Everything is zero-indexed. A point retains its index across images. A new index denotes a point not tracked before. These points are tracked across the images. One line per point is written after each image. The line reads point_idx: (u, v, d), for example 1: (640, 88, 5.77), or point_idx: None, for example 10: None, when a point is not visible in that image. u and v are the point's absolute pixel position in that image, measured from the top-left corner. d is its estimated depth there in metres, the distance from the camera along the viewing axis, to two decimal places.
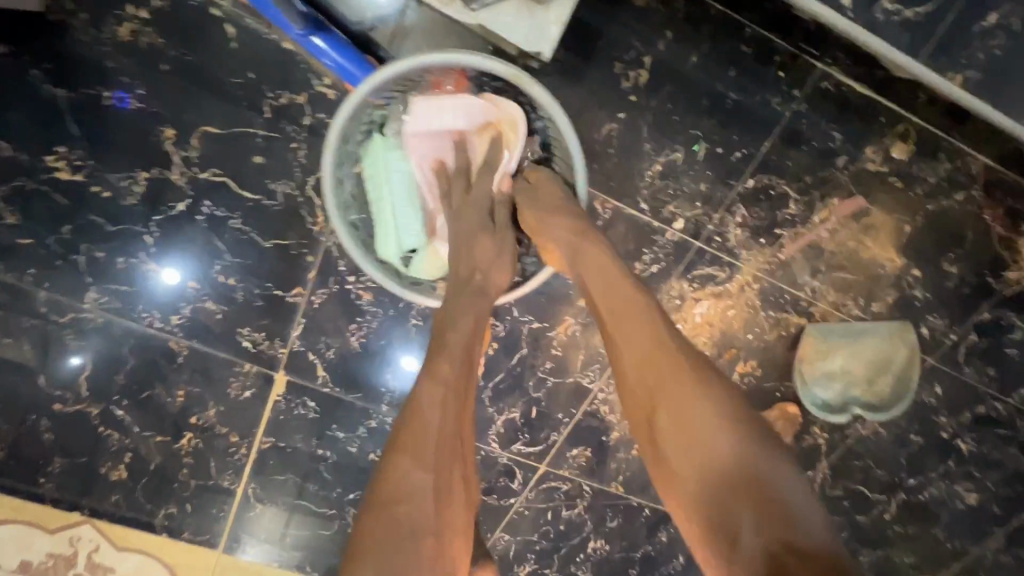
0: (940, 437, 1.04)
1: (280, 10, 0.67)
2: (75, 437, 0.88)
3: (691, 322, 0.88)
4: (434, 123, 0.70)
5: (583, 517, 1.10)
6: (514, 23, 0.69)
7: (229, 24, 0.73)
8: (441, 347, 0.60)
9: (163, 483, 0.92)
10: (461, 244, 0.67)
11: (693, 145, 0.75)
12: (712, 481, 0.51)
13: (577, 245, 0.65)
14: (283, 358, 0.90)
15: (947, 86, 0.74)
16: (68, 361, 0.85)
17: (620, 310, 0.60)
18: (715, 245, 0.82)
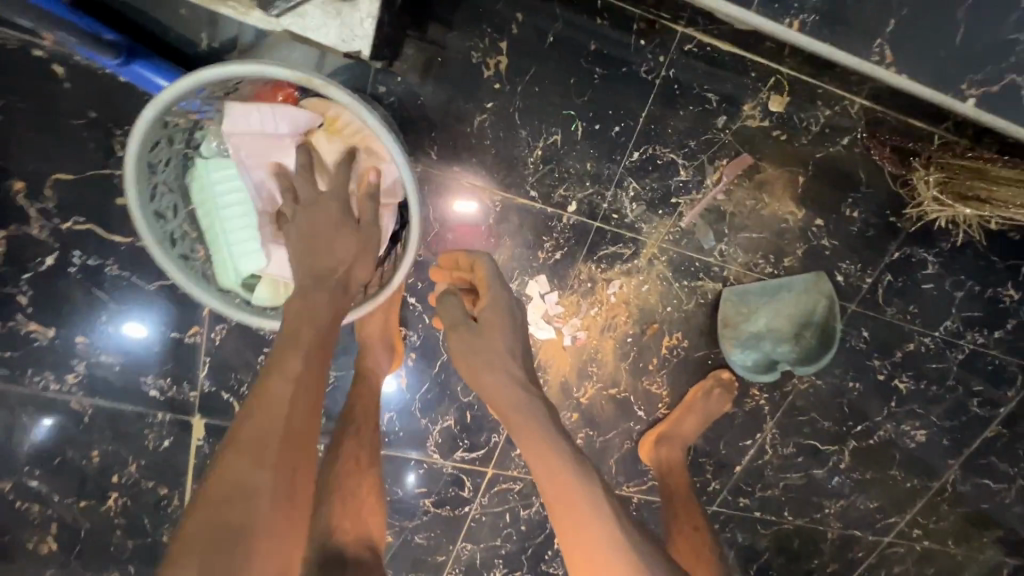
0: (877, 379, 1.05)
1: (88, 49, 0.63)
2: None
3: (606, 303, 0.88)
4: (254, 125, 0.62)
5: (543, 514, 1.09)
6: (324, 23, 0.62)
7: (58, 64, 0.68)
8: (291, 339, 0.57)
9: (97, 549, 0.88)
10: (324, 238, 0.62)
11: (569, 125, 0.74)
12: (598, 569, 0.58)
13: (499, 365, 0.69)
14: (196, 401, 0.86)
15: (803, 37, 0.69)
16: None
17: (561, 488, 0.62)
18: (614, 223, 0.82)
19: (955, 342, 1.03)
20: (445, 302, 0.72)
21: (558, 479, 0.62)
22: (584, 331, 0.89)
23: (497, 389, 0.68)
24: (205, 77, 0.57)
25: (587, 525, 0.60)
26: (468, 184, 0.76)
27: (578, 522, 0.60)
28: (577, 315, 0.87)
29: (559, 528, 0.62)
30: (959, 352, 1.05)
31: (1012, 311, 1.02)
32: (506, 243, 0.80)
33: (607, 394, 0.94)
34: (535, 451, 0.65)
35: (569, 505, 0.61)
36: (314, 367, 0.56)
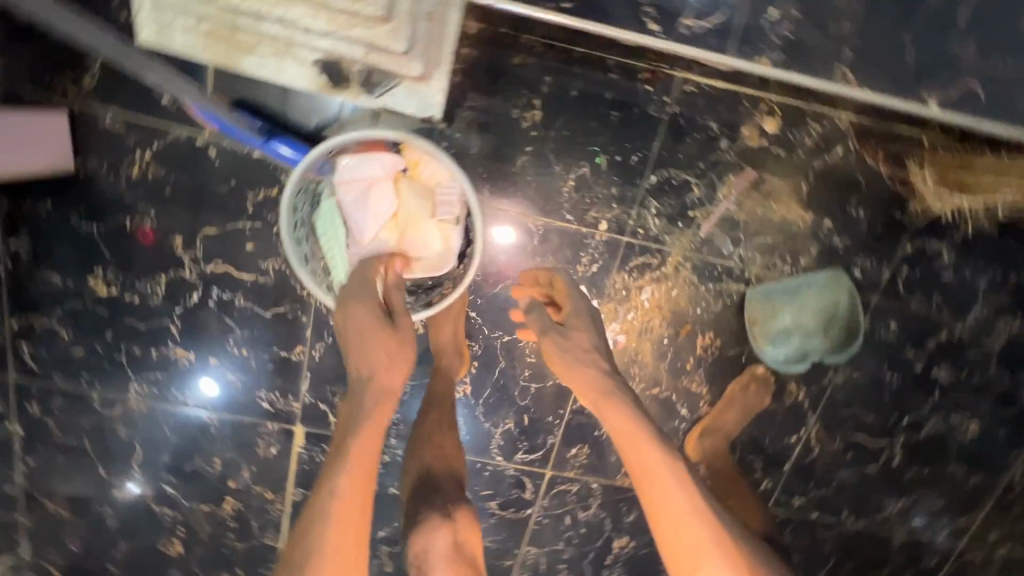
0: (914, 370, 1.09)
1: (242, 129, 0.86)
2: (137, 517, 1.03)
3: (640, 308, 1.00)
4: (364, 176, 0.82)
5: (600, 516, 1.17)
6: (406, 100, 0.79)
7: (211, 147, 0.91)
8: (340, 448, 0.68)
9: (214, 550, 1.06)
10: (367, 334, 0.73)
11: (594, 159, 0.91)
12: (695, 543, 0.69)
13: (584, 361, 0.83)
14: (298, 412, 1.03)
15: (773, 71, 0.85)
16: (124, 448, 1.01)
17: (656, 472, 0.72)
18: (640, 237, 0.95)
19: (990, 329, 1.07)
20: (534, 314, 0.89)
21: (651, 460, 0.73)
22: (623, 334, 1.01)
23: (589, 381, 0.81)
24: (335, 141, 0.78)
25: (682, 504, 0.71)
26: (504, 212, 0.92)
27: (676, 503, 0.71)
28: (616, 320, 1.00)
29: (653, 503, 0.73)
30: (997, 340, 1.08)
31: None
32: (549, 260, 0.96)
33: (650, 392, 1.04)
34: (630, 438, 0.75)
35: (664, 484, 0.72)
36: (358, 475, 0.66)
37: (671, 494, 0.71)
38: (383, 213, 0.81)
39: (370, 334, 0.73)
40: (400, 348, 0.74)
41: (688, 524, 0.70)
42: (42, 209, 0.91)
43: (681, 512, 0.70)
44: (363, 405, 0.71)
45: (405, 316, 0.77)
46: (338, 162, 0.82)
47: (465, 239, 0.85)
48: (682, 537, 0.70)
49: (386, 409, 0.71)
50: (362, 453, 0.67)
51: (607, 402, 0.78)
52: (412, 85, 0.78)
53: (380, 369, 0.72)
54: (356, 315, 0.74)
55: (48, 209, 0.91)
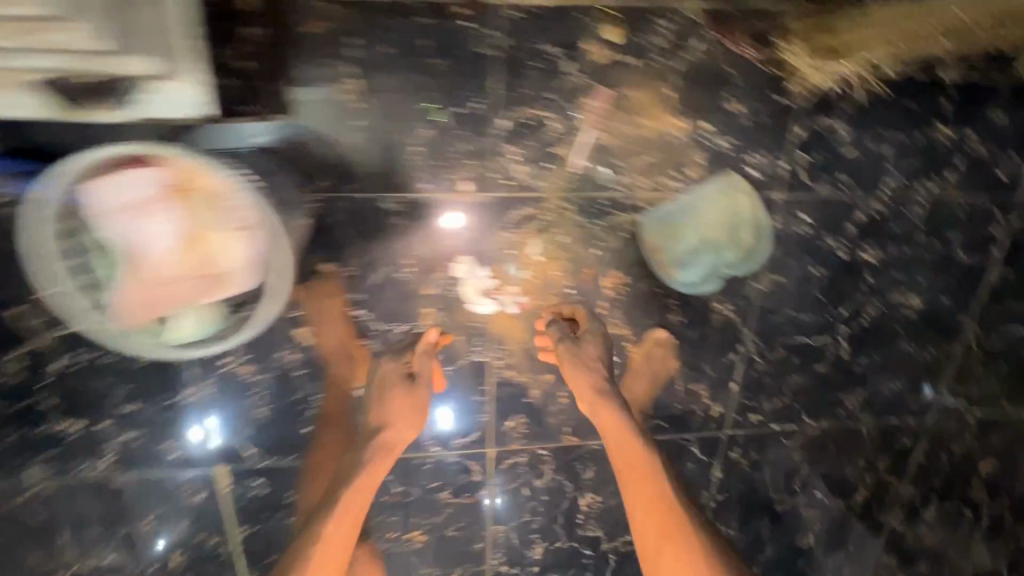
0: (840, 258, 1.03)
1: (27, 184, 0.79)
2: None
3: (533, 263, 0.93)
4: (120, 201, 0.75)
5: (558, 480, 1.14)
6: (162, 103, 0.70)
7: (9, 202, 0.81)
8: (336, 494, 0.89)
9: None
10: (382, 402, 0.91)
11: (433, 117, 0.82)
12: (665, 518, 0.89)
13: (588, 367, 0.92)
14: (214, 452, 0.98)
15: None
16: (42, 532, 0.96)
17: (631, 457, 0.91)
18: (510, 188, 0.88)
19: (909, 197, 1.00)
20: (553, 328, 0.93)
21: (632, 456, 0.91)
22: (524, 295, 0.95)
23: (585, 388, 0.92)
24: (77, 162, 0.73)
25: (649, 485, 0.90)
26: (386, 196, 0.86)
27: (652, 487, 0.90)
28: (511, 281, 0.94)
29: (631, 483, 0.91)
30: (918, 207, 1.02)
31: (958, 148, 0.98)
32: (420, 237, 0.89)
33: None
34: (614, 435, 0.92)
35: (634, 465, 0.92)
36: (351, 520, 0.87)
37: (647, 481, 0.90)
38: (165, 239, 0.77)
39: (400, 399, 0.92)
40: (417, 408, 0.92)
41: (658, 503, 0.89)
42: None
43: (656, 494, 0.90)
44: (365, 459, 0.91)
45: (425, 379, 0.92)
46: (87, 188, 0.74)
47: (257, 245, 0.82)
48: (654, 514, 0.89)
49: (377, 468, 0.91)
50: (351, 504, 0.88)
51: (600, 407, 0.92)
52: (160, 86, 0.69)
53: (393, 424, 0.91)
54: (382, 386, 0.91)
55: None
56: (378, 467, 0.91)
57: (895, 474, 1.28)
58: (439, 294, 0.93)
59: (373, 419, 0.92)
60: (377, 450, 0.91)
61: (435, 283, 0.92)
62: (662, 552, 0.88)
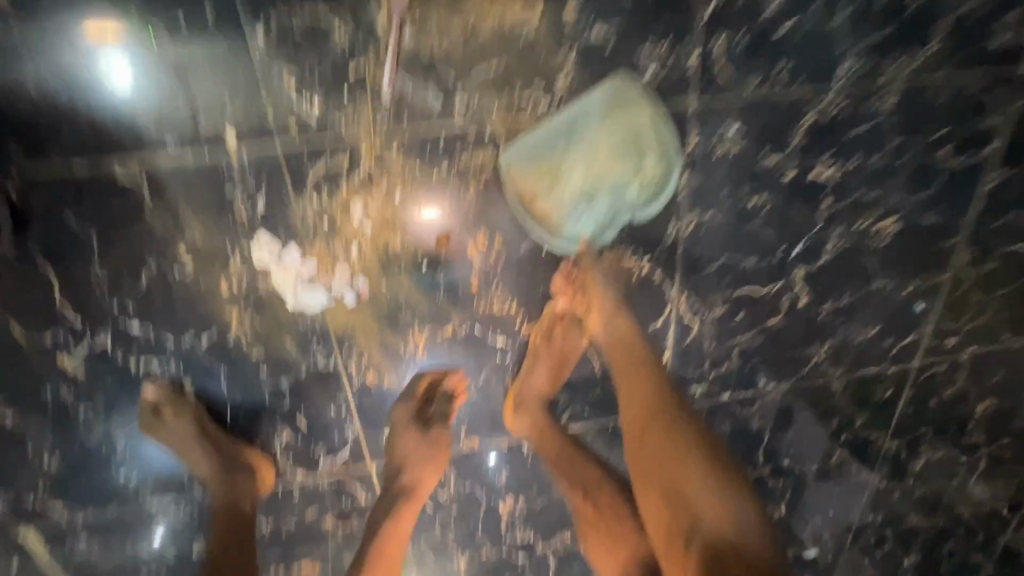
0: (788, 179, 0.78)
1: None
2: None
3: (365, 235, 0.69)
4: None
5: (467, 487, 0.94)
6: None
7: None
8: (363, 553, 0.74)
9: None
10: (394, 439, 0.77)
11: (154, 39, 0.59)
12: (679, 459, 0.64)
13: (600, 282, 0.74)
14: (6, 517, 0.78)
15: None
16: None
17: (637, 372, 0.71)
18: (301, 133, 0.63)
19: (870, 87, 0.75)
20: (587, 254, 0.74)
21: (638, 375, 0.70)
22: (362, 277, 0.71)
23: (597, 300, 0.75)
24: None
25: (650, 408, 0.68)
26: (122, 164, 0.62)
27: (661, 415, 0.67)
28: (340, 263, 0.69)
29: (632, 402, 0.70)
30: (885, 99, 0.76)
31: (921, 9, 0.73)
32: (191, 216, 0.64)
33: (442, 336, 0.77)
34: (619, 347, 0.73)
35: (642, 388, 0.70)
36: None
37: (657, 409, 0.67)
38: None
39: (414, 447, 0.76)
40: (439, 457, 0.77)
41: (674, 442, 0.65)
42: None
43: (668, 429, 0.66)
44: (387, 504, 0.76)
45: (442, 425, 0.77)
46: None
47: None
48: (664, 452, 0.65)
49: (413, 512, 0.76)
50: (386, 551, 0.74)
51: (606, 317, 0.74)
52: None
53: (415, 466, 0.76)
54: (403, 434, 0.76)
55: None
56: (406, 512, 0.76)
57: (880, 429, 1.08)
58: (241, 290, 0.69)
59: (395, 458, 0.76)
60: (400, 496, 0.76)
61: (231, 275, 0.68)
62: (654, 479, 0.64)
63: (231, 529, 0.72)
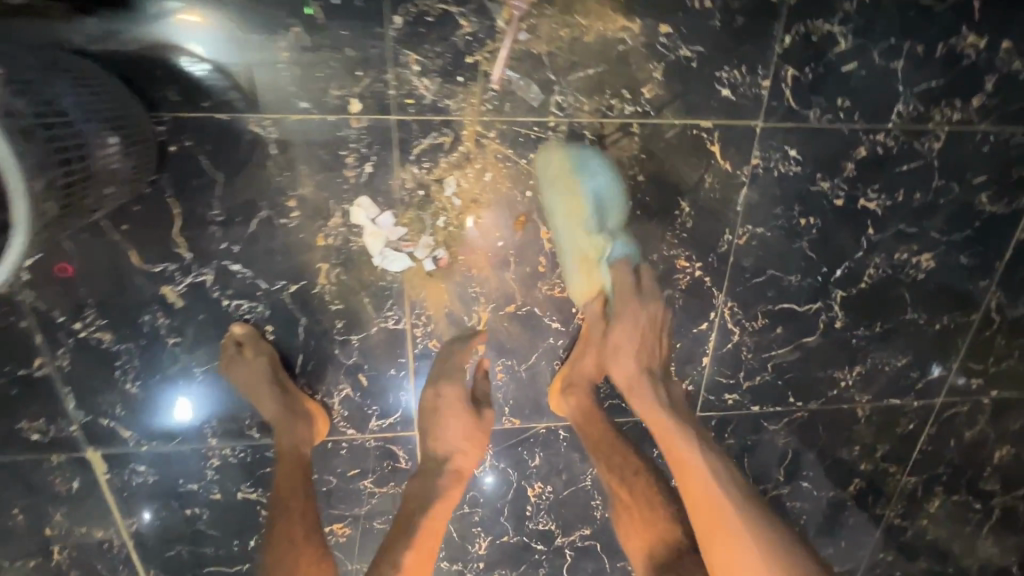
0: (837, 205, 0.85)
1: None
2: None
3: (453, 208, 0.76)
4: None
5: (500, 468, 0.98)
6: None
7: None
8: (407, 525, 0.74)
9: None
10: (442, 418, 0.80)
11: (305, 12, 0.66)
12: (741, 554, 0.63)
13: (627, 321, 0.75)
14: (80, 436, 0.83)
15: None
16: None
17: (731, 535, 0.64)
18: (414, 110, 0.70)
19: (921, 128, 0.82)
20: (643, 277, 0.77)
21: (691, 471, 0.69)
22: (443, 248, 0.78)
23: (647, 406, 0.75)
24: None
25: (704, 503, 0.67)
26: (256, 120, 0.68)
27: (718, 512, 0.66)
28: (427, 232, 0.76)
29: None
30: (932, 140, 0.83)
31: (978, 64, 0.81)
32: (304, 171, 0.71)
33: (504, 313, 0.83)
34: (693, 497, 0.68)
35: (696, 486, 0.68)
36: (419, 550, 0.71)
37: (712, 504, 0.67)
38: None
39: (462, 425, 0.79)
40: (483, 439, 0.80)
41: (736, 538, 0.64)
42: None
43: (727, 524, 0.65)
44: (434, 483, 0.77)
45: (490, 407, 0.81)
46: None
47: None
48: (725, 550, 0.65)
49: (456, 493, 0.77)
50: (427, 526, 0.74)
51: (674, 449, 0.71)
52: None
53: (461, 448, 0.79)
54: (451, 408, 0.79)
55: None
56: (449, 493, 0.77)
57: (898, 465, 1.10)
58: (334, 245, 0.75)
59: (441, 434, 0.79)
60: (447, 473, 0.78)
61: (329, 230, 0.75)
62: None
63: (298, 477, 0.76)
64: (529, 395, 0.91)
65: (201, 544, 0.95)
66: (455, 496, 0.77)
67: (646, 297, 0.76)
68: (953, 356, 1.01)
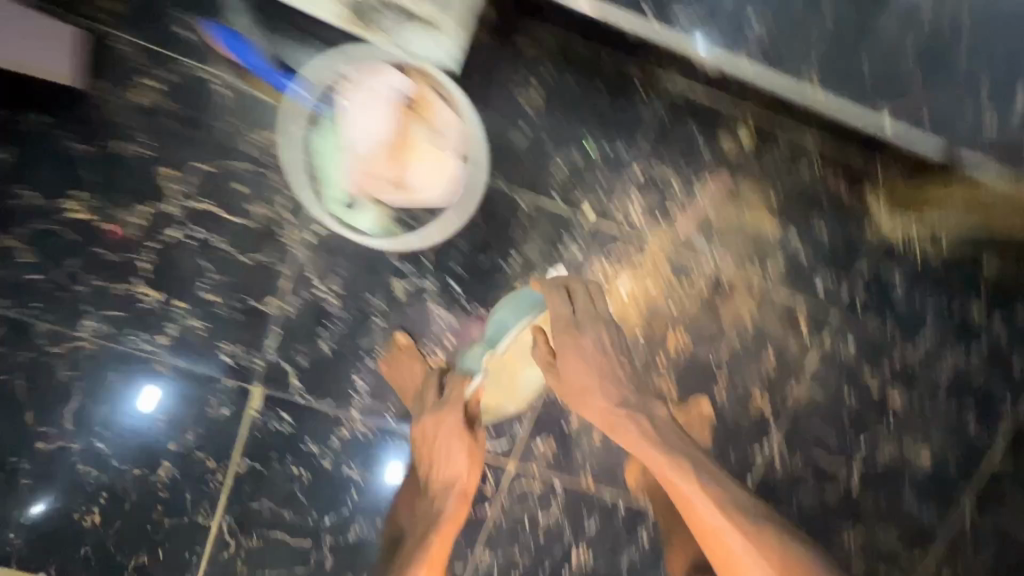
0: (871, 392, 1.14)
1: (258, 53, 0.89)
2: (56, 475, 0.99)
3: (618, 298, 1.03)
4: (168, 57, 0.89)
5: (560, 523, 1.11)
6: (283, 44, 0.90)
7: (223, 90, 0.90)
8: (422, 535, 0.94)
9: (138, 521, 1.03)
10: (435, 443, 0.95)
11: (585, 147, 0.97)
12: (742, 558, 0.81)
13: (573, 353, 0.89)
14: (260, 370, 0.99)
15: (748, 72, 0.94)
16: (61, 396, 0.97)
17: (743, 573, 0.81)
18: (623, 227, 1.00)
19: (939, 357, 1.14)
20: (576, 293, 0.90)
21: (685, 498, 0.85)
22: None
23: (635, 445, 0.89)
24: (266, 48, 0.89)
25: (700, 523, 0.84)
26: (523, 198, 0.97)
27: (709, 529, 0.83)
28: None
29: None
30: (943, 369, 1.15)
31: (987, 330, 1.14)
32: (535, 238, 0.98)
33: None
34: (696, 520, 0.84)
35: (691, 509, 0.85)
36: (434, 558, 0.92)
37: (704, 524, 0.84)
38: (391, 177, 0.88)
39: (451, 450, 0.94)
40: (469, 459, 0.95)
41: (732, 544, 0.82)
42: (22, 119, 0.87)
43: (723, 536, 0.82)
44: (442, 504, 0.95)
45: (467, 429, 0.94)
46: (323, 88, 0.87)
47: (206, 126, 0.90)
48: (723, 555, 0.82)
49: (457, 512, 0.95)
50: (440, 540, 0.93)
51: (671, 483, 0.86)
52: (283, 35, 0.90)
53: (455, 466, 0.95)
54: (445, 428, 0.93)
55: (47, 124, 0.88)
56: (456, 512, 0.95)
57: None
58: None
59: (437, 459, 0.95)
60: (450, 492, 0.95)
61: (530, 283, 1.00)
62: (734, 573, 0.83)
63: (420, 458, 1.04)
64: (609, 462, 1.10)
65: (285, 505, 1.05)
66: (460, 511, 0.95)
67: (587, 322, 0.91)
68: (945, 553, 1.19)
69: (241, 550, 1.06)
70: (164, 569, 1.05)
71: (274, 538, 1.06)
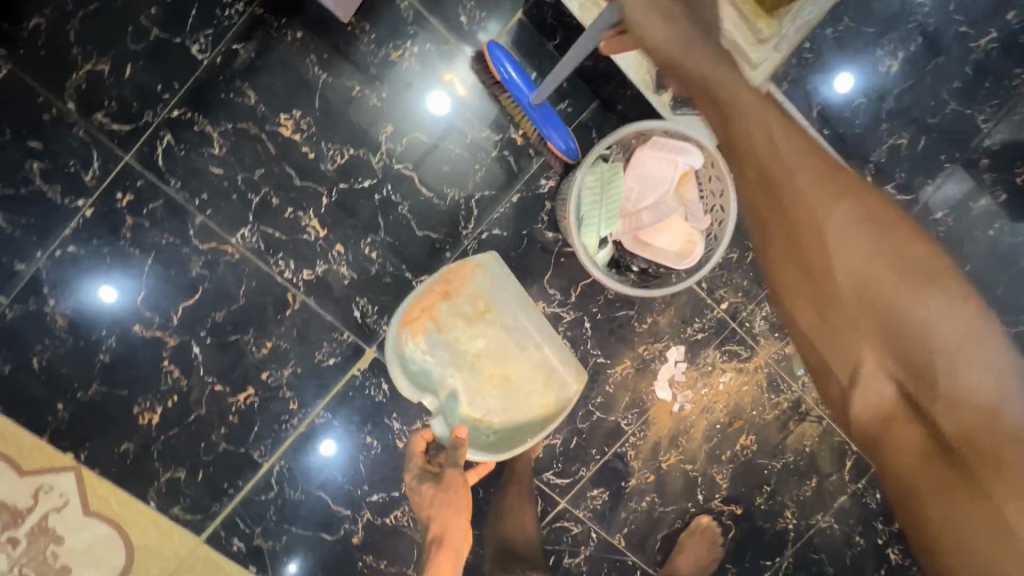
0: (876, 542, 1.20)
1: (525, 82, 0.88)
2: (138, 363, 0.96)
3: (715, 387, 1.12)
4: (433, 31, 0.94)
5: (581, 569, 1.13)
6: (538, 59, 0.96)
7: (468, 76, 0.95)
8: None
9: (194, 437, 0.99)
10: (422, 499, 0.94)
11: (743, 251, 1.07)
12: (830, 345, 0.56)
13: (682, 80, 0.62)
14: (382, 335, 1.00)
15: None
16: (181, 290, 0.94)
17: (812, 200, 0.56)
18: (744, 328, 1.10)
19: None
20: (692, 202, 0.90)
21: (860, 301, 0.55)
22: (691, 403, 1.11)
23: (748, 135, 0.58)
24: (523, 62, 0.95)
25: (845, 316, 0.55)
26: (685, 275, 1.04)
27: (825, 276, 0.56)
28: (692, 389, 1.11)
29: (800, 302, 0.57)
30: None
31: None
32: (669, 311, 1.08)
33: (683, 466, 1.14)
34: (846, 304, 0.55)
35: (839, 305, 0.55)
36: None
37: (867, 315, 0.55)
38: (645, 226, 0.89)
39: (433, 498, 0.93)
40: (453, 502, 0.92)
41: (852, 304, 0.55)
42: (276, 27, 0.90)
43: (846, 286, 0.55)
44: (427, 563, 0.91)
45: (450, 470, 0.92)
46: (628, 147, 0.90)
47: (438, 102, 0.95)
48: (854, 330, 0.55)
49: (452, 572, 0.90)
50: None
51: (839, 291, 0.55)
52: (540, 53, 0.95)
53: (437, 520, 0.92)
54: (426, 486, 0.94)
55: (296, 40, 0.91)
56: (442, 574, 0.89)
57: None
58: (644, 356, 1.08)
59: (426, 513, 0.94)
60: (435, 546, 0.91)
61: (649, 347, 1.08)
62: (857, 386, 0.55)
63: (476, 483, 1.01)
64: (647, 531, 1.14)
65: (343, 470, 1.04)
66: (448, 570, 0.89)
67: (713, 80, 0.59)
68: None
69: (279, 498, 1.03)
70: (195, 492, 1.01)
71: (316, 498, 1.04)
